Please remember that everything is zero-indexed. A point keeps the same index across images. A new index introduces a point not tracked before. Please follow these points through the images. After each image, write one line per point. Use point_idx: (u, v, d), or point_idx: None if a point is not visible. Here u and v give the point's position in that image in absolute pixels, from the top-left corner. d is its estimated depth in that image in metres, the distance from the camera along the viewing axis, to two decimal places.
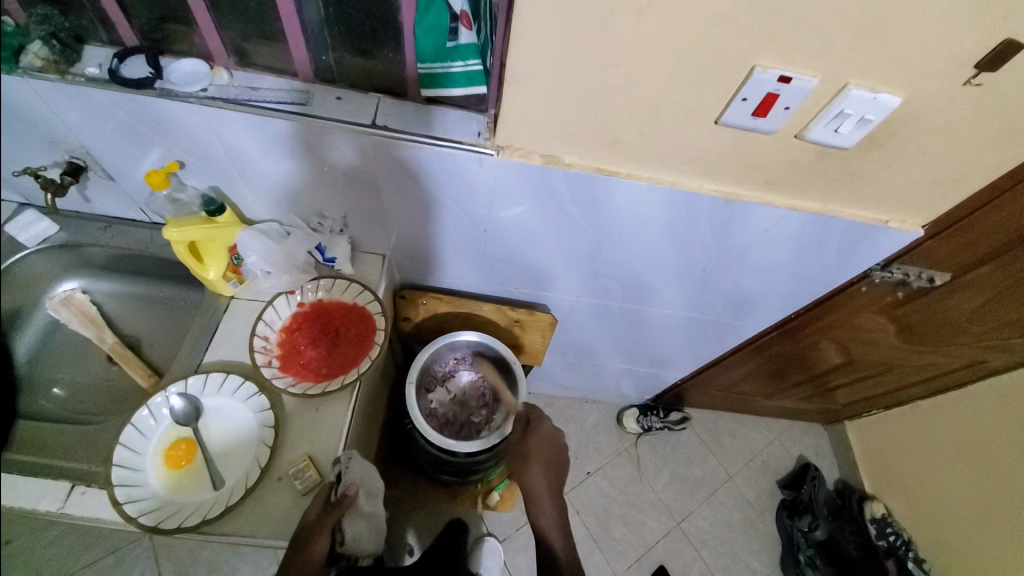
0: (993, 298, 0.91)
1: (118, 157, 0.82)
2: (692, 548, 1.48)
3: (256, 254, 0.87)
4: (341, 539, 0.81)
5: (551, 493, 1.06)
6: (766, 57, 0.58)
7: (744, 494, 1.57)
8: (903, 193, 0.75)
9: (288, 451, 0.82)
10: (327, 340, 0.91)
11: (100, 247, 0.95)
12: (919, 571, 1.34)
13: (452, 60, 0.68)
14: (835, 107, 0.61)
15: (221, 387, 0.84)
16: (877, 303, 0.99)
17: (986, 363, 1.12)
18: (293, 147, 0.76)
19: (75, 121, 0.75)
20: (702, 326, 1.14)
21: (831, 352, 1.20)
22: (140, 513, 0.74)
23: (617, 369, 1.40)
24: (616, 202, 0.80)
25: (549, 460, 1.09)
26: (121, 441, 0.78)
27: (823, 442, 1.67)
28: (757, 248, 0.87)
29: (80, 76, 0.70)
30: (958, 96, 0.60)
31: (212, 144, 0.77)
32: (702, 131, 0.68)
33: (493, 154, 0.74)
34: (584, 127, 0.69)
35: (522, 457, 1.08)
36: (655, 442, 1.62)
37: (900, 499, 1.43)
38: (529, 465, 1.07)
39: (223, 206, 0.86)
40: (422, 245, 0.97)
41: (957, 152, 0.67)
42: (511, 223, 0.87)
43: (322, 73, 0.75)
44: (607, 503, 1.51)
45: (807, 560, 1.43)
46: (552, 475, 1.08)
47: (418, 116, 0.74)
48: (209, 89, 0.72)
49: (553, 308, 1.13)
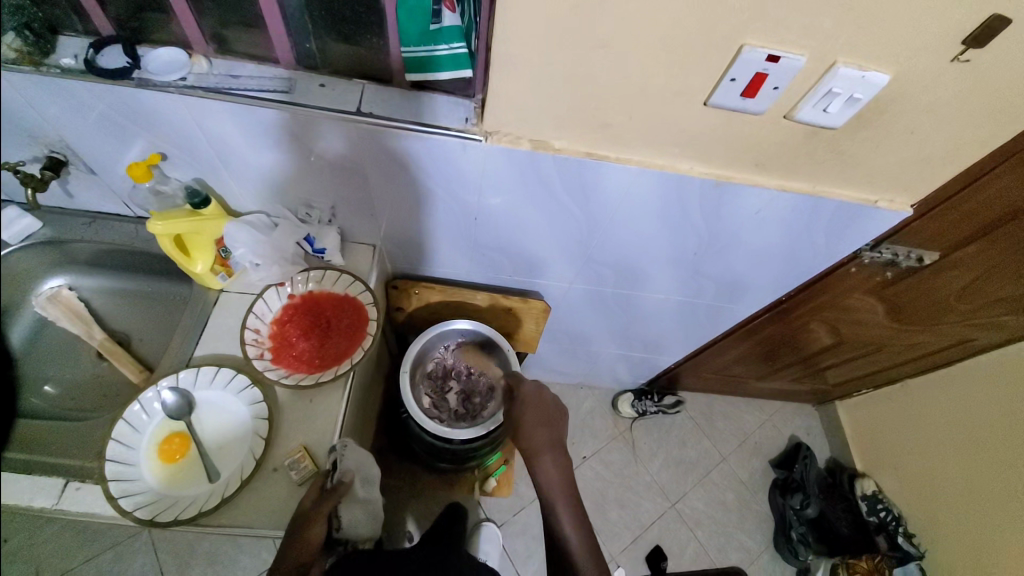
0: (980, 276, 0.92)
1: (98, 151, 0.80)
2: (688, 528, 1.50)
3: (244, 246, 0.88)
4: (337, 525, 0.83)
5: (553, 459, 0.88)
6: (753, 37, 0.57)
7: (738, 475, 1.59)
8: (891, 173, 0.75)
9: (283, 443, 0.82)
10: (319, 331, 0.91)
11: (85, 243, 0.94)
12: (909, 546, 1.37)
13: (436, 44, 0.67)
14: (823, 87, 0.61)
15: (213, 379, 0.84)
16: (867, 283, 0.99)
17: (974, 340, 1.14)
18: (277, 137, 0.75)
19: (54, 115, 0.74)
20: (694, 310, 1.14)
21: (821, 333, 1.20)
22: (136, 507, 0.73)
23: (611, 355, 1.41)
24: (606, 187, 0.79)
25: (545, 419, 0.91)
26: (113, 435, 0.77)
27: (815, 421, 1.70)
28: (748, 231, 0.87)
29: (55, 67, 0.68)
30: (945, 73, 0.60)
31: (195, 135, 0.76)
32: (691, 112, 0.67)
33: (481, 139, 0.73)
34: (572, 111, 0.69)
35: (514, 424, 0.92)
36: (650, 426, 1.63)
37: (891, 476, 1.45)
38: (523, 430, 0.90)
39: (208, 199, 0.85)
40: (412, 234, 0.96)
41: (945, 131, 0.67)
42: (501, 209, 0.86)
43: (304, 60, 0.73)
44: (603, 486, 1.53)
45: (800, 537, 1.45)
46: (552, 436, 0.90)
47: (405, 102, 0.73)
48: (189, 78, 0.70)
49: (546, 295, 1.12)
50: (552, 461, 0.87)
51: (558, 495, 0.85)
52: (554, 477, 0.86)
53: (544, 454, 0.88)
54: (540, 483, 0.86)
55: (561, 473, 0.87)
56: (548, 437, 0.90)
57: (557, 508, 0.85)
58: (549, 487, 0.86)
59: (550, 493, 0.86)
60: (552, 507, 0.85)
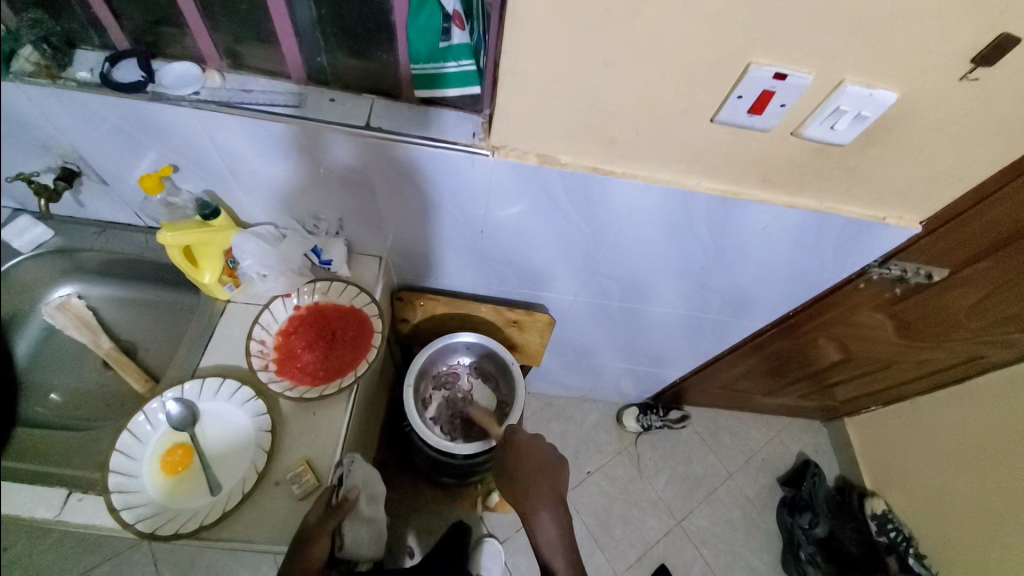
0: (990, 294, 0.91)
1: (111, 162, 0.82)
2: (693, 546, 1.47)
3: (251, 258, 0.87)
4: (339, 543, 0.81)
5: (551, 513, 0.83)
6: (759, 54, 0.58)
7: (744, 492, 1.57)
8: (899, 189, 0.75)
9: (285, 456, 0.81)
10: (324, 344, 0.90)
11: (96, 252, 0.95)
12: (919, 568, 1.34)
13: (445, 60, 0.68)
14: (831, 104, 0.61)
15: (218, 391, 0.84)
16: (875, 300, 0.99)
17: (984, 358, 1.12)
18: (288, 150, 0.76)
19: (70, 128, 0.75)
20: (701, 325, 1.13)
21: (829, 348, 1.19)
22: (137, 519, 0.73)
23: (616, 368, 1.40)
24: (614, 202, 0.80)
25: (543, 470, 0.90)
26: (117, 447, 0.78)
27: (822, 438, 1.67)
28: (755, 247, 0.86)
29: (71, 80, 0.69)
30: (953, 91, 0.60)
31: (207, 147, 0.77)
32: (698, 128, 0.68)
33: (488, 154, 0.73)
34: (579, 126, 0.69)
35: (508, 476, 0.91)
36: (655, 441, 1.62)
37: (900, 495, 1.43)
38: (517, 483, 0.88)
39: (218, 210, 0.86)
40: (419, 246, 0.96)
41: (953, 148, 0.67)
42: (508, 223, 0.86)
43: (315, 75, 0.74)
44: (607, 502, 1.51)
45: (808, 557, 1.43)
46: (550, 488, 0.87)
47: (414, 117, 0.74)
48: (202, 92, 0.71)
49: (551, 308, 1.12)
50: (550, 516, 0.83)
51: (555, 551, 0.79)
52: (552, 531, 0.81)
53: (540, 509, 0.83)
54: (536, 538, 0.81)
55: (558, 528, 0.82)
56: (544, 489, 0.87)
57: (552, 562, 0.79)
58: (546, 543, 0.80)
59: (545, 550, 0.80)
60: (548, 563, 0.79)
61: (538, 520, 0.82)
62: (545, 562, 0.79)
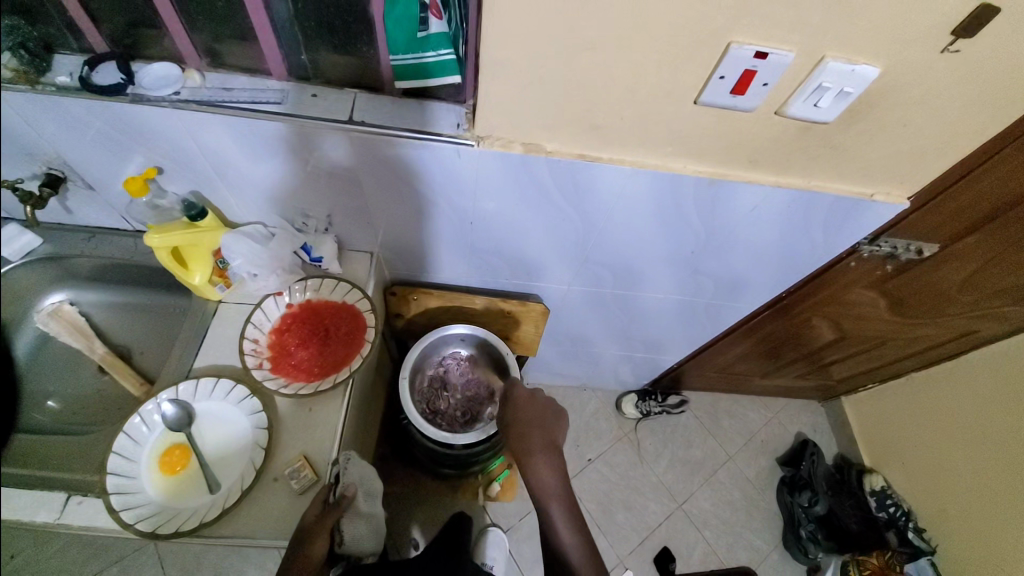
0: (982, 267, 0.91)
1: (96, 166, 0.81)
2: (695, 528, 1.49)
3: (240, 258, 0.87)
4: (339, 539, 0.81)
5: (547, 460, 0.84)
6: (741, 34, 0.57)
7: (744, 474, 1.58)
8: (887, 166, 0.75)
9: (284, 452, 0.82)
10: (317, 340, 0.91)
11: (87, 258, 0.94)
12: (918, 541, 1.36)
13: (424, 50, 0.67)
14: (814, 81, 0.61)
15: (212, 391, 0.84)
16: (868, 278, 0.99)
17: (977, 331, 1.13)
18: (274, 147, 0.75)
19: (52, 133, 0.74)
20: (695, 309, 1.14)
21: (824, 328, 1.20)
22: (138, 519, 0.73)
23: (613, 356, 1.40)
24: (600, 189, 0.79)
25: (538, 421, 0.89)
26: (114, 449, 0.78)
27: (820, 418, 1.69)
28: (745, 230, 0.87)
29: (51, 85, 0.68)
30: (935, 65, 0.59)
31: (191, 149, 0.76)
32: (683, 111, 0.67)
33: (473, 144, 0.73)
34: (562, 113, 0.69)
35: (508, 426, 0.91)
36: (654, 426, 1.63)
37: (901, 475, 1.43)
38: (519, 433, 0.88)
39: (204, 210, 0.86)
40: (411, 240, 0.96)
41: (937, 123, 0.67)
42: (499, 213, 0.86)
43: (295, 71, 0.74)
44: (608, 488, 1.52)
45: (809, 535, 1.44)
46: (545, 437, 0.88)
47: (398, 110, 0.74)
48: (182, 92, 0.71)
49: (545, 298, 1.12)
50: (546, 463, 0.84)
51: (550, 495, 0.82)
52: (548, 479, 0.83)
53: (536, 455, 0.84)
54: (533, 485, 0.83)
55: (554, 475, 0.83)
56: (540, 437, 0.87)
57: (550, 510, 0.82)
58: (542, 490, 0.82)
59: (541, 493, 0.82)
60: (546, 508, 0.82)
61: (534, 467, 0.84)
62: (542, 504, 0.82)
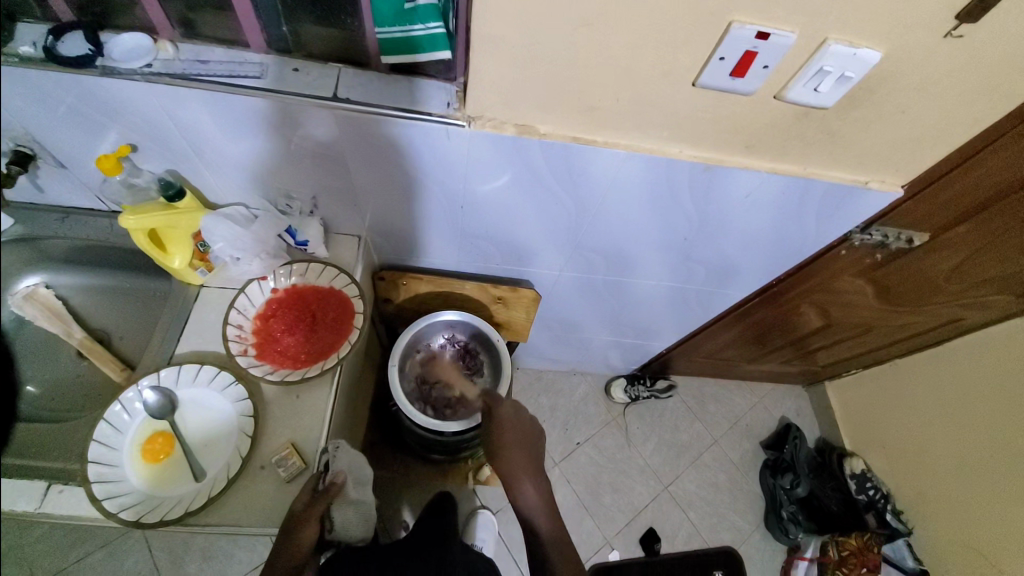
0: (971, 255, 0.91)
1: (67, 143, 0.77)
2: (681, 509, 1.51)
3: (222, 240, 0.84)
4: (330, 526, 0.82)
5: (534, 483, 0.88)
6: (742, 13, 0.55)
7: (730, 456, 1.60)
8: (884, 152, 0.74)
9: (269, 440, 0.80)
10: (305, 325, 0.89)
11: (60, 239, 0.91)
12: (897, 523, 1.39)
13: (412, 23, 0.64)
14: (814, 65, 0.60)
15: (196, 377, 0.82)
16: (857, 265, 0.99)
17: (963, 319, 1.14)
18: (256, 125, 0.72)
19: (18, 107, 0.70)
20: (684, 296, 1.13)
21: (811, 314, 1.20)
22: (120, 508, 0.72)
23: (604, 341, 1.40)
24: (593, 172, 0.78)
25: (526, 442, 0.91)
26: (94, 437, 0.75)
27: (805, 402, 1.71)
28: (736, 216, 0.86)
29: (14, 56, 0.64)
30: (938, 51, 0.58)
31: (167, 127, 0.73)
32: (679, 93, 0.66)
33: (464, 125, 0.70)
34: (556, 94, 0.67)
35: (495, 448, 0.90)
36: (643, 411, 1.63)
37: (881, 456, 1.46)
38: (502, 457, 0.89)
39: (182, 190, 0.82)
40: (399, 224, 0.94)
41: (937, 109, 0.66)
42: (490, 196, 0.84)
43: (276, 43, 0.70)
44: (596, 471, 1.53)
45: (790, 515, 1.46)
46: (531, 458, 0.90)
47: (385, 87, 0.71)
48: (155, 64, 0.67)
49: (536, 283, 1.11)
50: (531, 485, 0.88)
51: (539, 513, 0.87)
52: (535, 500, 0.87)
53: (522, 480, 0.87)
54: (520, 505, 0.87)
55: (540, 495, 0.88)
56: (528, 463, 0.89)
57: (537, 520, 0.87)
58: (530, 507, 0.87)
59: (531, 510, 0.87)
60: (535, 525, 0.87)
61: (520, 485, 0.87)
62: (528, 519, 0.87)
